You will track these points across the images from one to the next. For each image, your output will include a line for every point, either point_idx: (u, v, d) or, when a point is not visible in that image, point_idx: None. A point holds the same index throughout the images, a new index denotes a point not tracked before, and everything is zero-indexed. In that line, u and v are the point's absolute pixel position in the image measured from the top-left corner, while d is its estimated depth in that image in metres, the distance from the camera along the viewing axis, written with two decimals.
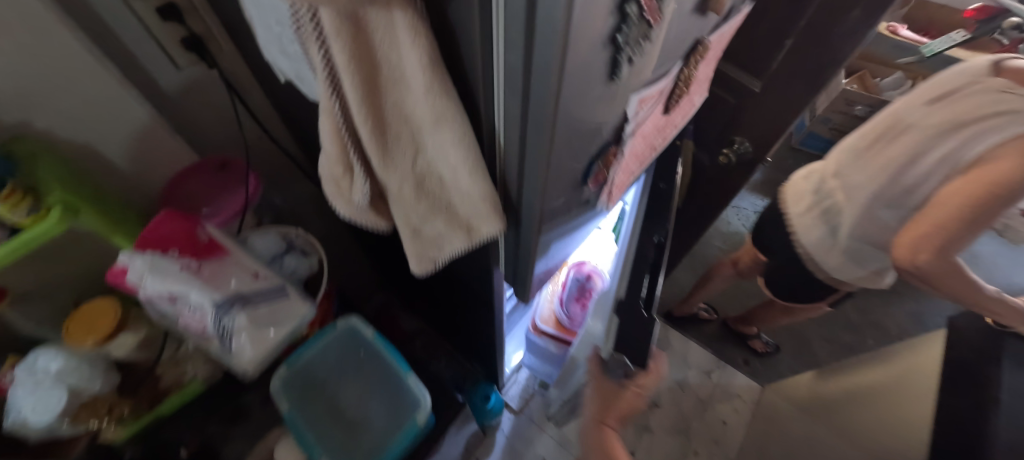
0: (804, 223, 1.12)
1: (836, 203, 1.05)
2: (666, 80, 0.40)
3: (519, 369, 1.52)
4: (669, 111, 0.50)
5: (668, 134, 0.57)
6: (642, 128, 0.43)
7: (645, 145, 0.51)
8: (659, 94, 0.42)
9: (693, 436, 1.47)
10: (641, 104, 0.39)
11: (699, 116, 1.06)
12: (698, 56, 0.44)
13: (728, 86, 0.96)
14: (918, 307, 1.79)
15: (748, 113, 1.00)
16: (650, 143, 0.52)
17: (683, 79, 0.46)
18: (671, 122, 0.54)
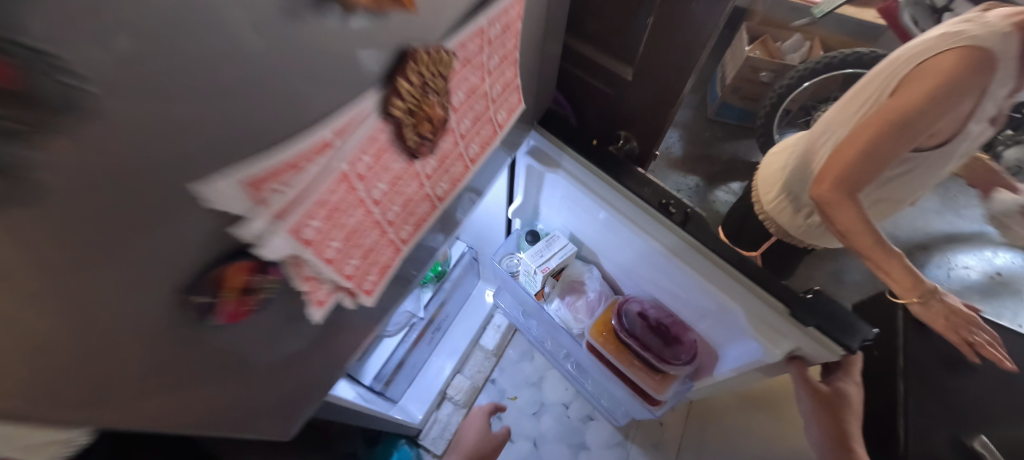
0: (773, 204, 1.00)
1: (797, 170, 0.91)
2: (332, 131, 0.32)
3: (440, 405, 1.37)
4: (411, 150, 0.41)
5: (443, 167, 0.50)
6: (329, 194, 0.34)
7: (400, 185, 0.43)
8: (340, 146, 0.33)
9: (632, 445, 1.39)
10: (285, 176, 0.29)
11: (578, 102, 0.96)
12: (405, 83, 0.36)
13: (599, 74, 0.87)
14: (839, 267, 1.79)
15: (626, 107, 0.88)
16: (411, 181, 0.44)
17: (403, 113, 0.37)
18: (444, 149, 0.47)
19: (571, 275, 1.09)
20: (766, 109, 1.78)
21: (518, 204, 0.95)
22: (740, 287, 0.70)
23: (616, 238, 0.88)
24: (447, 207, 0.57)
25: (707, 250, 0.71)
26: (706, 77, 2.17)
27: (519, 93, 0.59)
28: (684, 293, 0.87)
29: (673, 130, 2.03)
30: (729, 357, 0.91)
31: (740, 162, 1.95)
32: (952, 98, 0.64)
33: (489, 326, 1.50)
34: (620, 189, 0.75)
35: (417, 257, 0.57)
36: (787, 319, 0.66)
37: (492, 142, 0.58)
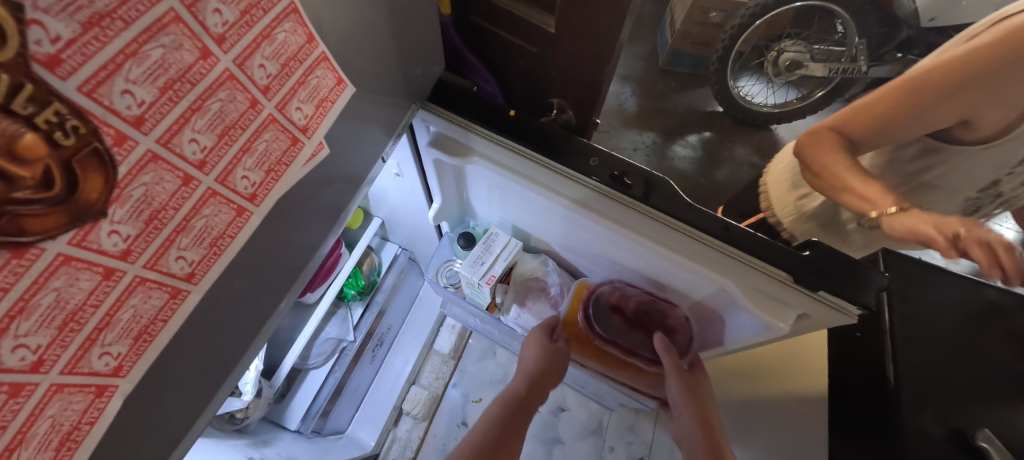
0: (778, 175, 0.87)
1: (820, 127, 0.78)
2: None
3: (397, 421, 1.21)
4: None
5: (165, 218, 0.28)
6: None
7: (30, 282, 0.21)
8: None
9: (607, 433, 1.29)
10: None
11: (498, 67, 0.79)
12: None
13: (517, 29, 0.69)
14: None
15: (554, 68, 0.70)
16: (75, 260, 0.23)
17: None
18: (145, 193, 0.26)
19: (525, 273, 0.90)
20: (718, 54, 1.63)
21: (439, 204, 0.77)
22: (726, 260, 0.55)
23: (564, 228, 0.71)
24: (281, 230, 0.40)
25: (678, 225, 0.55)
26: (659, 24, 2.00)
27: (334, 69, 0.38)
28: (656, 275, 0.72)
29: (626, 84, 1.77)
30: (719, 330, 0.76)
31: (697, 113, 1.78)
32: (1007, 76, 0.51)
33: (443, 327, 1.33)
34: (555, 168, 0.57)
35: (252, 304, 0.40)
36: (791, 287, 0.52)
37: (294, 156, 0.37)
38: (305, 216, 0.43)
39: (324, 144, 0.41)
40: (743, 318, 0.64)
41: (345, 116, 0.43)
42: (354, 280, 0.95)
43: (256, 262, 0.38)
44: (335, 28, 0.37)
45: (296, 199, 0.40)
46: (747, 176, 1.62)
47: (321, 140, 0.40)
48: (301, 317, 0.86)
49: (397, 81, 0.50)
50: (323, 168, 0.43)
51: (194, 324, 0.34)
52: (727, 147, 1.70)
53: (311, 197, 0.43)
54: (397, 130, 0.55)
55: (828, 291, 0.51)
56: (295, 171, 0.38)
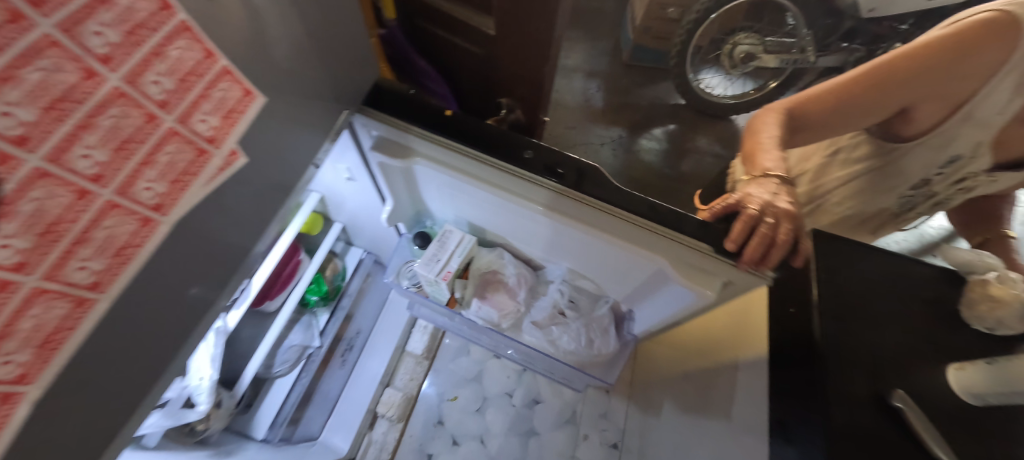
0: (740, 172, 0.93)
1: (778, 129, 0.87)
2: None
3: (373, 424, 1.21)
4: None
5: (61, 230, 0.28)
6: None
7: None
8: None
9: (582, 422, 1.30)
10: None
11: (447, 70, 0.80)
12: None
13: (459, 32, 0.71)
14: None
15: (497, 70, 0.72)
16: None
17: None
18: (37, 208, 0.27)
19: (482, 268, 0.92)
20: (676, 48, 1.68)
21: (392, 206, 0.79)
22: (657, 239, 0.57)
23: (518, 222, 0.73)
24: (205, 236, 0.41)
25: (611, 209, 0.57)
26: (621, 22, 2.05)
27: (240, 79, 0.39)
28: (600, 262, 0.74)
29: (593, 80, 1.82)
30: (655, 310, 0.80)
31: (661, 107, 1.83)
32: (947, 70, 0.65)
33: (415, 328, 1.34)
34: (495, 165, 0.59)
35: (180, 309, 0.41)
36: (712, 257, 0.55)
37: (203, 165, 0.38)
38: (233, 222, 0.44)
39: (238, 153, 0.41)
40: (679, 295, 0.67)
41: (268, 122, 0.45)
42: (316, 286, 0.96)
43: (179, 268, 0.39)
44: (246, 36, 0.39)
45: (218, 204, 0.41)
46: (710, 166, 1.65)
47: (232, 148, 0.40)
48: (260, 325, 0.86)
49: (325, 86, 0.52)
50: (248, 173, 0.44)
51: (115, 328, 0.35)
52: (688, 138, 1.75)
53: (238, 202, 0.44)
54: (333, 131, 0.56)
55: (748, 260, 0.53)
56: (208, 179, 0.39)
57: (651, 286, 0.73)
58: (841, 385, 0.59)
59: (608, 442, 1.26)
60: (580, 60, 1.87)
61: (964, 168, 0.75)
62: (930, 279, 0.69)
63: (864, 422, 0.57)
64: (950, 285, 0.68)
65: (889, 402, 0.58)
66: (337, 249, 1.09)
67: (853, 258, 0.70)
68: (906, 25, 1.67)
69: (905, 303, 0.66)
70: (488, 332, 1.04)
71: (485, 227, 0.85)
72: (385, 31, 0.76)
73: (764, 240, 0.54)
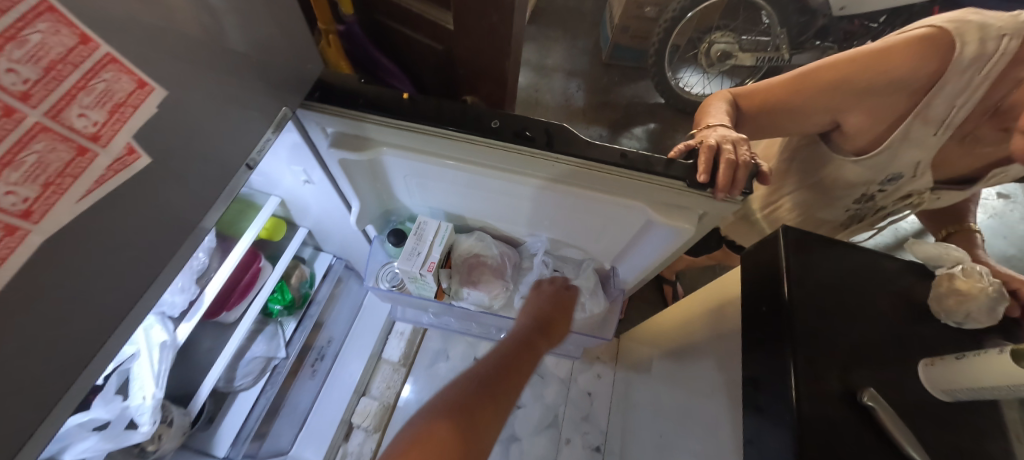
0: None
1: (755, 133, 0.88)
2: None
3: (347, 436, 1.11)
4: None
5: None
6: None
7: None
8: None
9: (564, 425, 1.28)
10: None
11: (413, 67, 0.78)
12: None
13: (420, 27, 0.68)
14: None
15: (462, 65, 0.70)
16: None
17: None
18: None
19: (463, 253, 0.84)
20: (655, 47, 1.67)
21: (358, 208, 0.74)
22: (636, 185, 0.53)
23: (500, 200, 0.68)
24: (131, 247, 0.37)
25: (583, 163, 0.52)
26: (600, 22, 2.04)
27: (133, 68, 0.33)
28: (579, 221, 0.70)
29: (573, 79, 1.80)
30: (636, 259, 0.76)
31: (640, 105, 1.82)
32: (882, 82, 0.66)
33: (392, 334, 1.25)
34: (471, 142, 0.53)
35: (95, 328, 0.37)
36: (691, 191, 0.52)
37: (85, 166, 0.31)
38: (167, 233, 0.40)
39: (137, 151, 0.35)
40: (658, 238, 0.64)
41: (210, 123, 0.42)
42: (279, 295, 0.91)
43: (101, 284, 0.36)
44: (179, 32, 0.36)
45: (149, 213, 0.38)
46: None
47: (128, 145, 0.34)
48: (221, 336, 0.82)
49: (280, 84, 0.49)
50: (185, 179, 0.41)
51: (22, 354, 0.32)
52: (668, 136, 1.74)
53: (173, 211, 0.40)
54: (276, 121, 0.50)
55: (721, 189, 0.50)
56: (88, 184, 0.32)
57: (628, 236, 0.70)
58: (811, 381, 0.58)
59: (591, 444, 1.25)
60: (560, 59, 1.85)
61: (904, 189, 0.78)
62: (901, 272, 0.68)
63: (833, 417, 0.56)
64: (921, 279, 0.68)
65: (862, 402, 0.56)
66: (305, 255, 1.05)
67: (828, 254, 0.69)
68: (877, 23, 1.70)
69: (876, 298, 0.66)
70: (484, 317, 0.99)
71: (462, 214, 0.80)
72: (343, 27, 0.73)
73: (730, 165, 0.51)
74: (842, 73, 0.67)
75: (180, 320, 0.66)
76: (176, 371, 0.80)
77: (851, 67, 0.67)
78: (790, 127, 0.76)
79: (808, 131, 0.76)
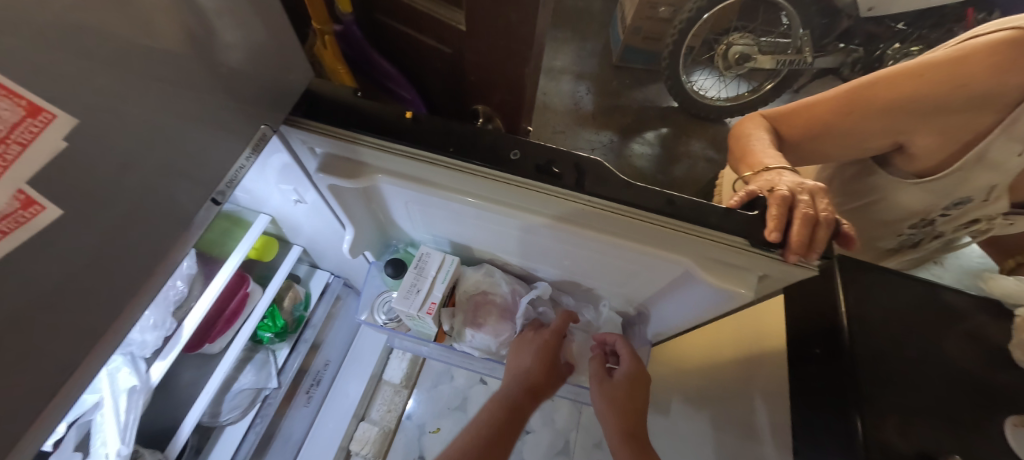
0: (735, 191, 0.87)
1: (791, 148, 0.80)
2: None
3: None
4: None
5: None
6: None
7: None
8: None
9: (575, 452, 1.19)
10: None
11: (416, 72, 0.70)
12: None
13: (425, 28, 0.60)
14: None
15: (472, 72, 0.62)
16: None
17: None
18: None
19: (470, 289, 0.75)
20: (669, 49, 1.59)
21: (353, 235, 0.65)
22: (680, 238, 0.44)
23: (510, 234, 0.60)
24: (67, 302, 0.30)
25: (619, 208, 0.44)
26: (609, 22, 1.95)
27: (16, 88, 0.23)
28: (603, 265, 0.59)
29: (581, 82, 1.70)
30: (667, 312, 0.66)
31: (652, 110, 1.69)
32: (954, 97, 0.58)
33: (393, 354, 1.15)
34: (489, 177, 0.45)
35: (23, 410, 0.29)
36: (748, 252, 0.43)
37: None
38: (116, 281, 0.32)
39: (38, 201, 0.25)
40: (696, 294, 0.54)
41: (177, 150, 0.34)
42: (270, 321, 0.84)
43: (19, 359, 0.28)
44: (131, 41, 0.28)
45: (94, 265, 0.30)
46: (705, 170, 1.53)
47: (15, 193, 0.24)
48: (204, 368, 0.74)
49: (262, 99, 0.41)
50: (146, 218, 0.33)
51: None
52: (682, 142, 1.62)
53: (127, 261, 0.33)
54: (255, 139, 0.41)
55: (795, 250, 0.42)
56: None
57: (657, 285, 0.60)
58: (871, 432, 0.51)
59: None
60: (568, 61, 1.76)
61: (971, 212, 0.65)
62: (971, 311, 0.60)
63: None
64: (994, 318, 0.60)
65: None
66: (300, 273, 0.97)
67: (888, 287, 0.60)
68: (902, 25, 1.63)
69: (943, 339, 0.57)
70: (486, 361, 0.88)
71: (469, 244, 0.71)
72: (340, 26, 0.65)
73: (808, 222, 0.43)
74: (902, 87, 0.60)
75: (153, 359, 0.59)
76: (153, 407, 0.72)
77: (913, 80, 0.59)
78: (837, 143, 0.67)
79: (861, 155, 0.68)
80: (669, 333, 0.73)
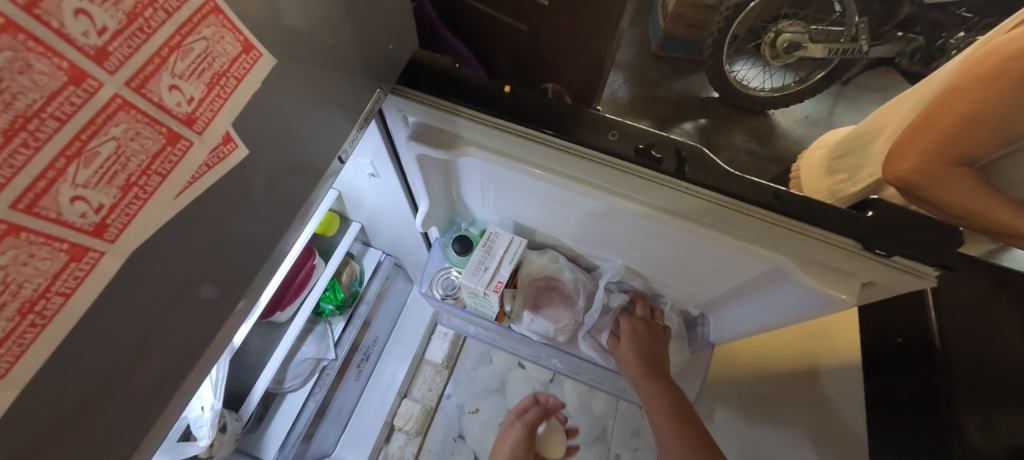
0: (810, 176, 0.86)
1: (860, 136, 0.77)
2: None
3: (388, 438, 1.05)
4: None
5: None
6: None
7: None
8: None
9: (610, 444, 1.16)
10: None
11: (485, 50, 0.70)
12: None
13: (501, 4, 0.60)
14: None
15: (548, 48, 0.61)
16: None
17: None
18: None
19: (533, 273, 0.75)
20: (713, 38, 1.52)
21: (426, 210, 0.66)
22: (784, 235, 0.44)
23: (578, 219, 0.59)
24: (229, 246, 0.33)
25: (717, 197, 0.44)
26: (648, 9, 1.88)
27: (237, 30, 0.26)
28: (677, 259, 0.58)
29: (618, 72, 1.65)
30: (741, 316, 0.65)
31: (692, 100, 1.65)
32: None
33: (435, 334, 1.16)
34: (585, 156, 0.46)
35: (161, 369, 0.31)
36: (857, 255, 0.43)
37: (176, 158, 0.25)
38: (256, 232, 0.36)
39: (233, 139, 0.29)
40: (782, 296, 0.53)
41: (289, 124, 0.35)
42: (332, 294, 0.87)
43: (169, 315, 0.30)
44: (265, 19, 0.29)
45: (223, 234, 0.32)
46: (747, 163, 1.49)
47: (224, 133, 0.28)
48: (269, 337, 0.77)
49: (358, 74, 0.41)
50: (264, 187, 0.35)
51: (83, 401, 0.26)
52: (722, 134, 1.58)
53: (245, 230, 0.34)
54: (362, 117, 0.44)
55: None
56: (180, 176, 0.26)
57: (733, 286, 0.60)
58: None
59: None
60: None
61: None
62: None
63: None
64: None
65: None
66: (354, 250, 1.00)
67: None
68: (967, 11, 1.54)
69: None
70: (538, 346, 0.87)
71: (535, 228, 0.71)
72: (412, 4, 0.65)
73: None
74: None
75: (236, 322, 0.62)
76: None
77: None
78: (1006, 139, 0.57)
79: None
80: (744, 335, 0.70)
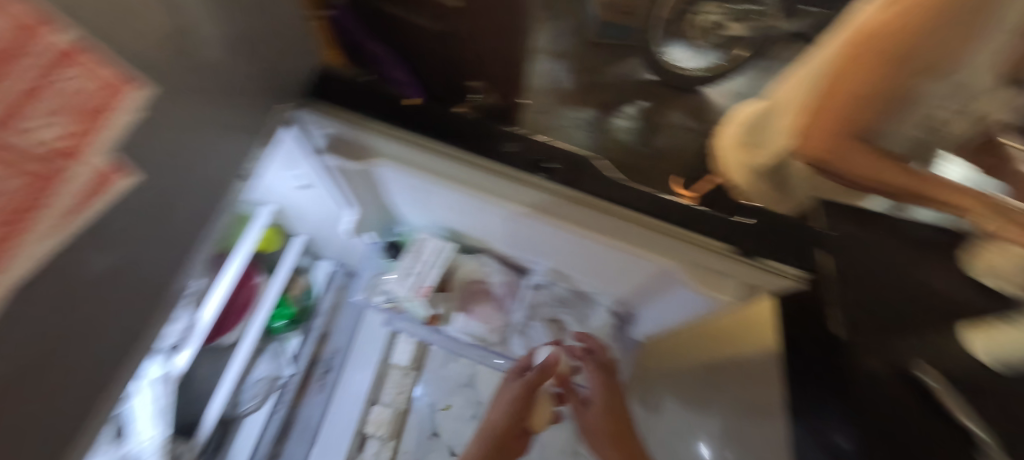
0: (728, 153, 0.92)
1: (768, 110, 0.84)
2: None
3: (360, 447, 0.93)
4: None
5: None
6: None
7: None
8: None
9: None
10: None
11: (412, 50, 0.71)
12: None
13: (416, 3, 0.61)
14: None
15: (470, 41, 0.63)
16: None
17: None
18: None
19: (465, 276, 0.80)
20: (643, 23, 1.59)
21: (355, 216, 0.68)
22: (665, 239, 0.53)
23: (492, 223, 0.65)
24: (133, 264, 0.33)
25: (598, 200, 0.53)
26: None
27: (99, 67, 0.27)
28: (585, 259, 0.65)
29: (559, 61, 1.69)
30: (655, 314, 0.73)
31: (631, 85, 1.71)
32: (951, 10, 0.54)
33: None
34: (481, 161, 0.53)
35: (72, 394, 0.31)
36: (730, 257, 0.53)
37: (56, 193, 0.26)
38: None
39: (118, 171, 0.30)
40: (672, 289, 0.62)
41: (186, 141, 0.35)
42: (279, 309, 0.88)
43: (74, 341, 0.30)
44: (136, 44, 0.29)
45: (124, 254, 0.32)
46: (686, 140, 1.58)
47: (107, 165, 0.29)
48: (217, 361, 0.74)
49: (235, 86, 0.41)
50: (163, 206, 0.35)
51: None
52: (662, 114, 1.65)
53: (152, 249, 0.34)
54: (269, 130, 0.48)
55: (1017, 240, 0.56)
56: (61, 208, 0.26)
57: (637, 282, 0.67)
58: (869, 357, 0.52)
59: None
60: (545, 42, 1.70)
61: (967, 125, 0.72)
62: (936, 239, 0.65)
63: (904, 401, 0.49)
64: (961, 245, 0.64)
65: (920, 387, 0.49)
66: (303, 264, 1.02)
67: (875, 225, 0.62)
68: None
69: None
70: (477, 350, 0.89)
71: (462, 234, 0.75)
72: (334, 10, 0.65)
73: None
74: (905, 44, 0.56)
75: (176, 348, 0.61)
76: None
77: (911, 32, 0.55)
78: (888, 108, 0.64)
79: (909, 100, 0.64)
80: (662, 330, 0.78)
